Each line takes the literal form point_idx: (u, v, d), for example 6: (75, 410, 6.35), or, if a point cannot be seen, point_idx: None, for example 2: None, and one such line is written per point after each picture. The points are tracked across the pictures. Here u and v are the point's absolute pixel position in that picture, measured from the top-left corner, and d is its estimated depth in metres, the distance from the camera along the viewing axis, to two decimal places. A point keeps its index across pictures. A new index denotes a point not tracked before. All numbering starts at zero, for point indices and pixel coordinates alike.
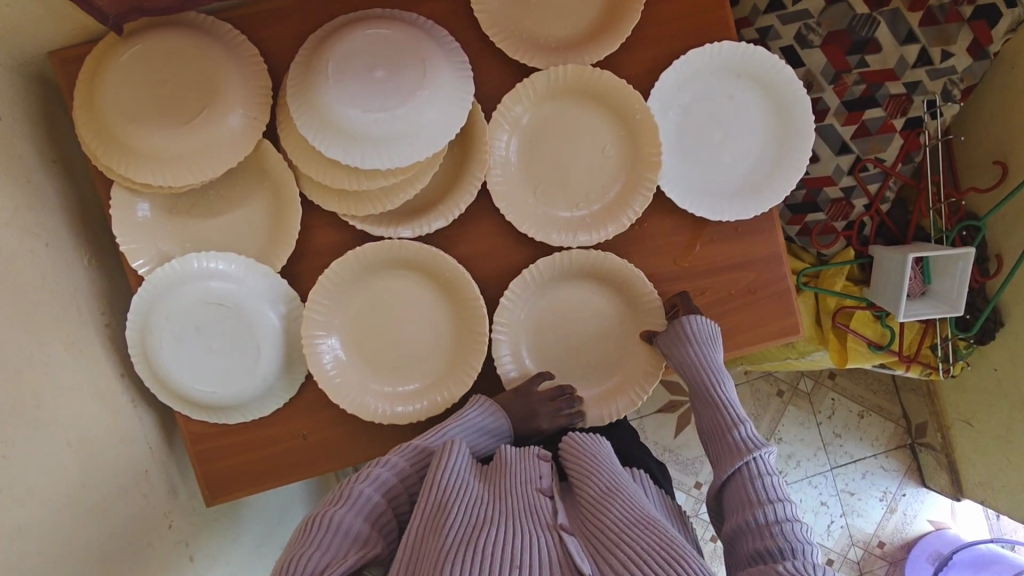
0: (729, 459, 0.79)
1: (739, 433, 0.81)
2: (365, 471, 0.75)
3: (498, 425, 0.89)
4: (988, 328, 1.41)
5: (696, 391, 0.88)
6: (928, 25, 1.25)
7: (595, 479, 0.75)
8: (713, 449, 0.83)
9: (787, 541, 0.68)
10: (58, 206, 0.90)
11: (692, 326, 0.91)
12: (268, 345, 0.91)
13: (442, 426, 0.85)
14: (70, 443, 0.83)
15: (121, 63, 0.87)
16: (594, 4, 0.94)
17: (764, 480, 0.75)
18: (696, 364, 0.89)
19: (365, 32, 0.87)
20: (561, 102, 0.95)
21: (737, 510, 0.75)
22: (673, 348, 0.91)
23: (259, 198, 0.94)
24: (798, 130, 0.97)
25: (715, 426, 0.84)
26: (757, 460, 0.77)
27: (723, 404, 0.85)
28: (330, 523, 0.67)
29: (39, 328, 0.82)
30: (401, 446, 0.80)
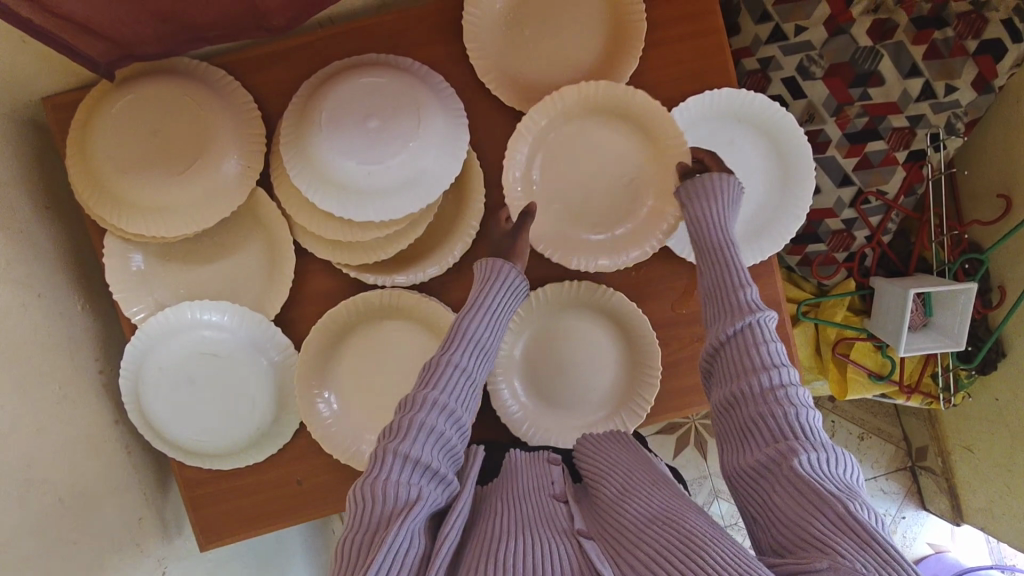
0: (730, 318, 0.68)
1: (744, 294, 0.70)
2: (405, 419, 0.64)
3: (514, 290, 0.78)
4: (990, 358, 1.40)
5: (702, 248, 0.76)
6: (931, 58, 1.24)
7: (609, 479, 0.71)
8: (711, 308, 0.72)
9: (793, 410, 0.61)
10: (51, 254, 0.90)
11: (718, 183, 0.80)
12: (261, 392, 0.91)
13: (460, 319, 0.72)
14: (63, 497, 0.82)
15: (113, 113, 0.86)
16: (591, 47, 0.93)
17: (768, 346, 0.65)
18: (708, 223, 0.77)
19: (360, 83, 0.86)
20: (579, 125, 0.92)
21: (730, 377, 0.66)
22: (686, 200, 0.81)
23: (253, 244, 0.93)
24: (799, 176, 0.95)
25: (716, 283, 0.73)
26: (759, 324, 0.67)
27: (732, 263, 0.73)
28: (376, 496, 0.57)
29: (30, 383, 0.81)
30: (430, 367, 0.68)
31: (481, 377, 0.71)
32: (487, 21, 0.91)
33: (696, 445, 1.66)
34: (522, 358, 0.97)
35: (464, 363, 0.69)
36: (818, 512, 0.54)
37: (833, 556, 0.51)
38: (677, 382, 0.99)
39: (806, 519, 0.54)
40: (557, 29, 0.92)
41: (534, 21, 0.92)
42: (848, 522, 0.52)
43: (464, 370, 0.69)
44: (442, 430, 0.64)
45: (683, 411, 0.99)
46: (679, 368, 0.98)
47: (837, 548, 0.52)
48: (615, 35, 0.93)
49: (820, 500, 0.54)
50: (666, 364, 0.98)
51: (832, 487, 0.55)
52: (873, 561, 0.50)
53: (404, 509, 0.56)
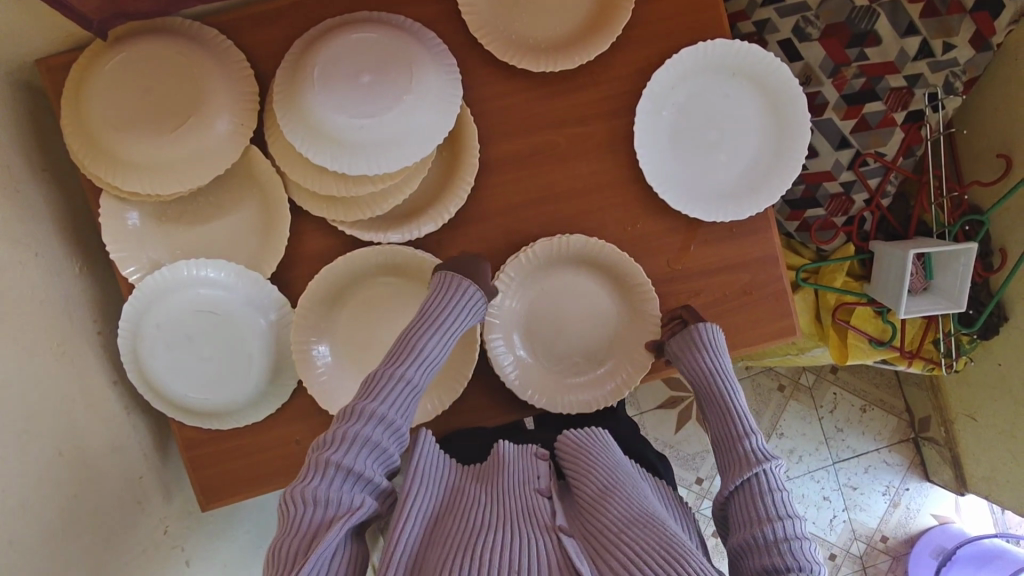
0: (736, 470, 0.74)
1: (749, 444, 0.75)
2: (346, 430, 0.68)
3: (469, 311, 0.82)
4: (992, 322, 1.40)
5: (707, 402, 0.83)
6: (929, 16, 1.23)
7: (592, 474, 0.73)
8: (721, 457, 0.78)
9: (798, 562, 0.64)
10: (48, 215, 0.90)
11: (701, 334, 0.87)
12: (259, 351, 0.91)
13: (411, 337, 0.77)
14: (64, 454, 0.83)
15: (106, 71, 0.86)
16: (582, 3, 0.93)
17: (773, 496, 0.70)
18: (708, 371, 0.84)
19: (352, 37, 0.86)
20: (568, 274, 0.97)
21: (741, 524, 0.70)
22: (683, 356, 0.87)
23: (248, 203, 0.93)
24: (795, 126, 0.95)
25: (722, 436, 0.79)
26: (765, 473, 0.72)
27: (735, 412, 0.79)
28: (314, 500, 0.62)
29: (28, 339, 0.82)
30: (377, 379, 0.73)
31: (424, 387, 0.76)
32: None
33: (698, 417, 1.65)
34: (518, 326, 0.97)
35: (412, 378, 0.74)
36: None
37: None
38: None
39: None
40: None
41: None
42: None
43: (407, 383, 0.73)
44: (381, 440, 0.69)
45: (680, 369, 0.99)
46: None
47: None
48: None
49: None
50: None
51: None
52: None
53: (343, 514, 0.61)
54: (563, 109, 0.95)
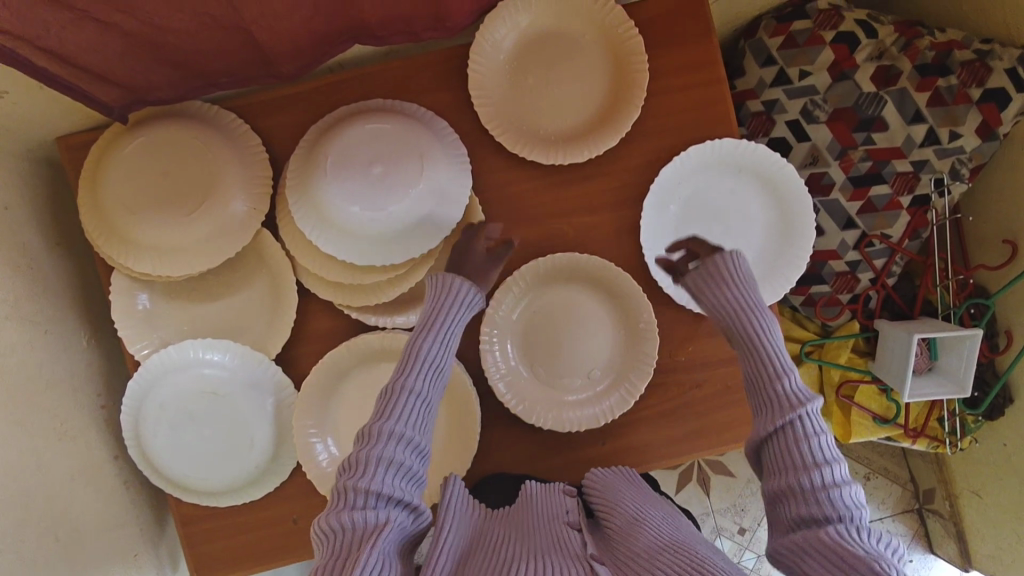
0: (772, 414, 0.67)
1: (783, 385, 0.68)
2: (363, 453, 0.65)
3: (469, 304, 0.77)
4: (998, 404, 1.39)
5: (733, 334, 0.75)
6: (935, 105, 1.25)
7: (619, 509, 0.76)
8: (754, 398, 0.71)
9: (845, 512, 0.61)
10: (57, 290, 0.91)
11: (727, 263, 0.78)
12: (260, 430, 0.91)
13: (412, 344, 0.73)
14: (61, 536, 0.82)
15: (126, 156, 0.88)
16: (591, 99, 0.95)
17: (816, 442, 0.64)
18: (736, 306, 0.75)
19: (365, 128, 0.88)
20: (558, 291, 0.96)
21: (779, 471, 0.66)
22: (704, 286, 0.79)
23: (257, 282, 0.94)
24: (799, 222, 0.95)
25: (752, 370, 0.72)
26: (803, 420, 0.66)
27: (766, 349, 0.72)
28: (343, 527, 0.60)
29: (32, 419, 0.82)
30: (385, 395, 0.69)
31: (438, 398, 0.72)
32: (492, 69, 0.93)
33: (699, 480, 1.61)
34: (515, 348, 0.96)
35: (420, 387, 0.70)
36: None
37: None
38: (680, 429, 0.98)
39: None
40: (560, 77, 0.94)
41: (538, 69, 0.94)
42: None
43: (416, 392, 0.69)
44: (402, 458, 0.65)
45: (683, 458, 0.98)
46: (678, 415, 0.98)
47: None
48: (619, 84, 0.94)
49: (854, 568, 0.55)
50: (665, 411, 0.98)
51: (864, 551, 0.57)
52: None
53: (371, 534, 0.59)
54: (571, 199, 0.97)
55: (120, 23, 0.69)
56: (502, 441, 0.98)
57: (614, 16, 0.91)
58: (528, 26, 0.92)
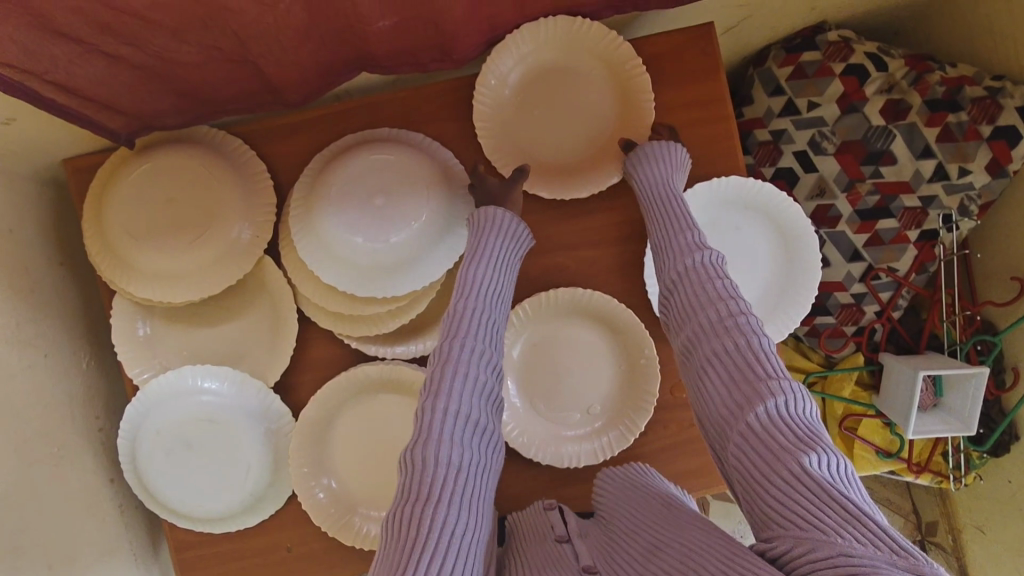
0: (678, 258, 0.70)
1: (693, 237, 0.72)
2: (445, 374, 0.61)
3: (514, 235, 0.79)
4: (1003, 441, 1.37)
5: (654, 203, 0.80)
6: (945, 140, 1.24)
7: (620, 507, 0.74)
8: (662, 259, 0.73)
9: (753, 338, 0.60)
10: (59, 312, 0.91)
11: (656, 149, 0.86)
12: (257, 458, 0.91)
13: (464, 272, 0.72)
14: (53, 562, 0.82)
15: (131, 182, 0.88)
16: (597, 134, 0.94)
17: (720, 282, 0.65)
18: (652, 183, 0.83)
19: (369, 160, 0.88)
20: (559, 326, 0.96)
21: (687, 316, 0.65)
22: (637, 167, 0.86)
23: (258, 309, 0.94)
24: (805, 259, 0.95)
25: (664, 238, 0.75)
26: (707, 262, 0.68)
27: (682, 216, 0.75)
28: (431, 461, 0.56)
29: (29, 443, 0.82)
30: (453, 315, 0.66)
31: (502, 319, 0.71)
32: (496, 99, 0.92)
33: (698, 507, 1.59)
34: (514, 381, 0.96)
35: (485, 309, 0.68)
36: (776, 459, 0.52)
37: (809, 530, 0.48)
38: (679, 467, 0.97)
39: (767, 481, 0.52)
40: (565, 107, 0.93)
41: (543, 100, 0.93)
42: (807, 473, 0.50)
43: (483, 312, 0.68)
44: (478, 374, 0.63)
45: (681, 495, 0.97)
46: (678, 452, 0.97)
47: (810, 515, 0.49)
48: (624, 117, 0.93)
49: (777, 450, 0.52)
50: (665, 447, 0.97)
51: (788, 430, 0.53)
52: (830, 505, 0.48)
53: (460, 474, 0.56)
54: (575, 232, 0.96)
55: (128, 56, 0.69)
56: (500, 474, 0.97)
57: (624, 53, 0.90)
58: (537, 59, 0.91)
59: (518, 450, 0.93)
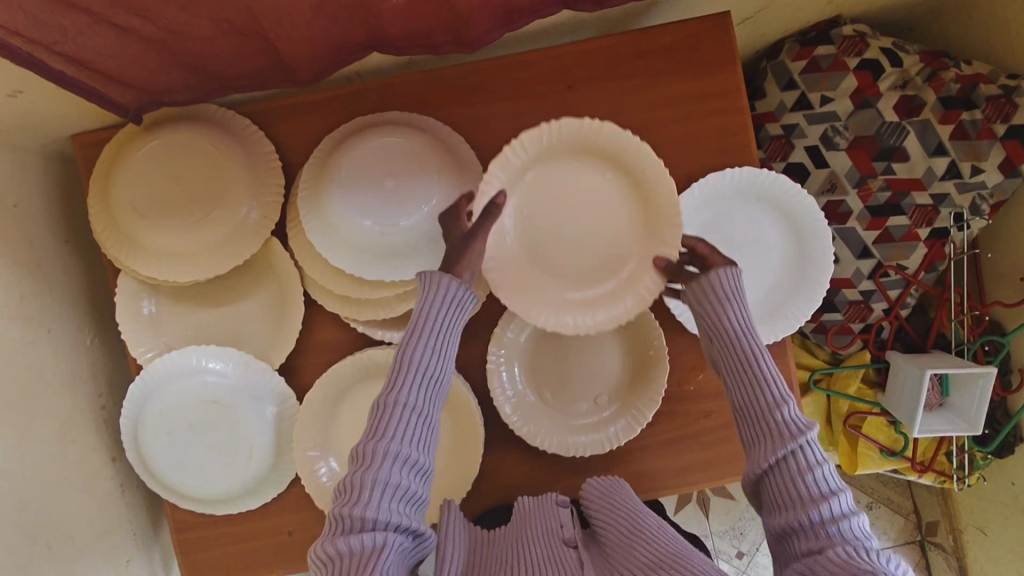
0: (769, 446, 0.66)
1: (780, 414, 0.67)
2: (357, 476, 0.63)
3: (460, 302, 0.71)
4: (1008, 442, 1.36)
5: (728, 356, 0.71)
6: (958, 138, 1.23)
7: (617, 523, 0.77)
8: (746, 429, 0.69)
9: (857, 543, 0.60)
10: (62, 290, 0.91)
11: (732, 282, 0.72)
12: (260, 441, 0.90)
13: (402, 350, 0.68)
14: (53, 540, 0.81)
15: (138, 159, 0.88)
16: (621, 224, 0.83)
17: (816, 474, 0.63)
18: (735, 331, 0.71)
19: (378, 142, 0.87)
20: None
21: (781, 506, 0.65)
22: (697, 302, 0.73)
23: (264, 291, 0.93)
24: (818, 255, 0.94)
25: (744, 403, 0.69)
26: (806, 449, 0.65)
27: (762, 376, 0.69)
28: (339, 557, 0.59)
29: (31, 420, 0.81)
30: (378, 413, 0.65)
31: (438, 406, 0.68)
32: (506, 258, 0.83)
33: (698, 502, 1.58)
34: (521, 368, 0.95)
35: (413, 400, 0.66)
36: None
37: None
38: (685, 458, 0.96)
39: None
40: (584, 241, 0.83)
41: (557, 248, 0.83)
42: None
43: (413, 407, 0.66)
44: (398, 478, 0.63)
45: (686, 487, 0.97)
46: (685, 443, 0.96)
47: None
48: (643, 210, 0.83)
49: None
50: (671, 439, 0.96)
51: (873, 567, 0.57)
52: None
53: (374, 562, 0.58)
54: None
55: (138, 28, 0.68)
56: (505, 461, 0.96)
57: (628, 145, 0.81)
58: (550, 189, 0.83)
59: (523, 438, 0.92)
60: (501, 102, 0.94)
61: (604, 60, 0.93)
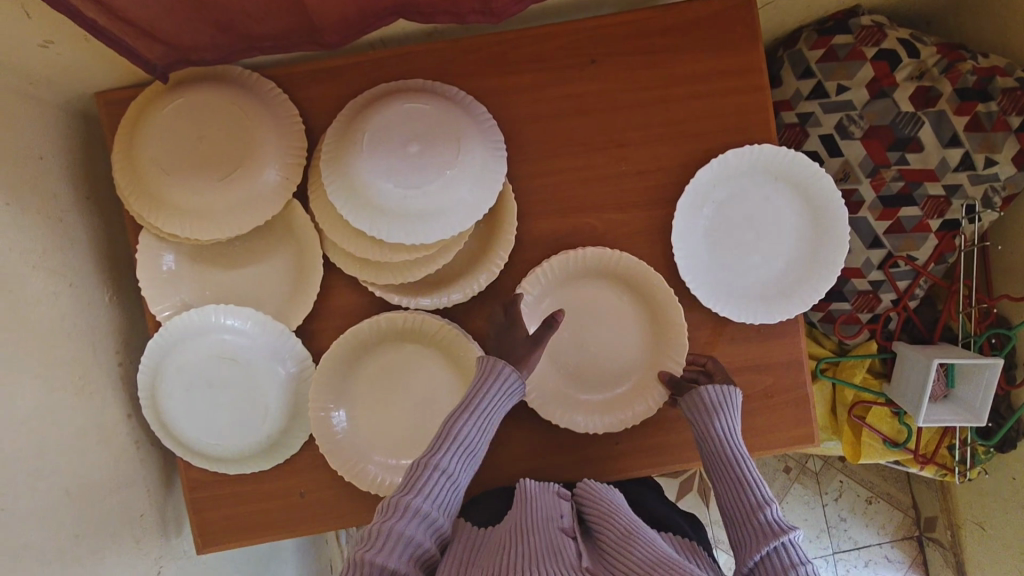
0: (755, 544, 0.71)
1: (765, 515, 0.72)
2: (381, 525, 0.69)
3: (509, 392, 0.82)
4: (1010, 437, 1.37)
5: (718, 467, 0.79)
6: (973, 130, 1.24)
7: (611, 517, 0.75)
8: (735, 531, 0.75)
9: None
10: (84, 246, 0.91)
11: (728, 398, 0.84)
12: (275, 401, 0.91)
13: (450, 423, 0.79)
14: (71, 489, 0.81)
15: (162, 116, 0.88)
16: (634, 356, 0.95)
17: (800, 571, 0.67)
18: (721, 438, 0.81)
19: (403, 107, 0.88)
20: (583, 287, 0.96)
21: None
22: (694, 417, 0.84)
23: (283, 253, 0.94)
24: (833, 235, 0.95)
25: (733, 514, 0.76)
26: (790, 546, 0.69)
27: (748, 481, 0.76)
28: None
29: (53, 371, 0.82)
30: (417, 471, 0.75)
31: (465, 479, 0.78)
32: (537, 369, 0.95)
33: (699, 491, 1.59)
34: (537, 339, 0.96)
35: (447, 467, 0.76)
36: None
37: None
38: None
39: None
40: (602, 345, 0.95)
41: (579, 343, 0.95)
42: None
43: (447, 475, 0.75)
44: (415, 532, 0.70)
45: (695, 463, 0.97)
46: None
47: None
48: (652, 314, 0.95)
49: None
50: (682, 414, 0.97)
51: None
52: None
53: None
54: (603, 193, 0.96)
55: None
56: (515, 431, 0.97)
57: (634, 266, 0.93)
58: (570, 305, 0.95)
59: (539, 409, 0.93)
60: (523, 73, 0.95)
61: (626, 35, 0.94)
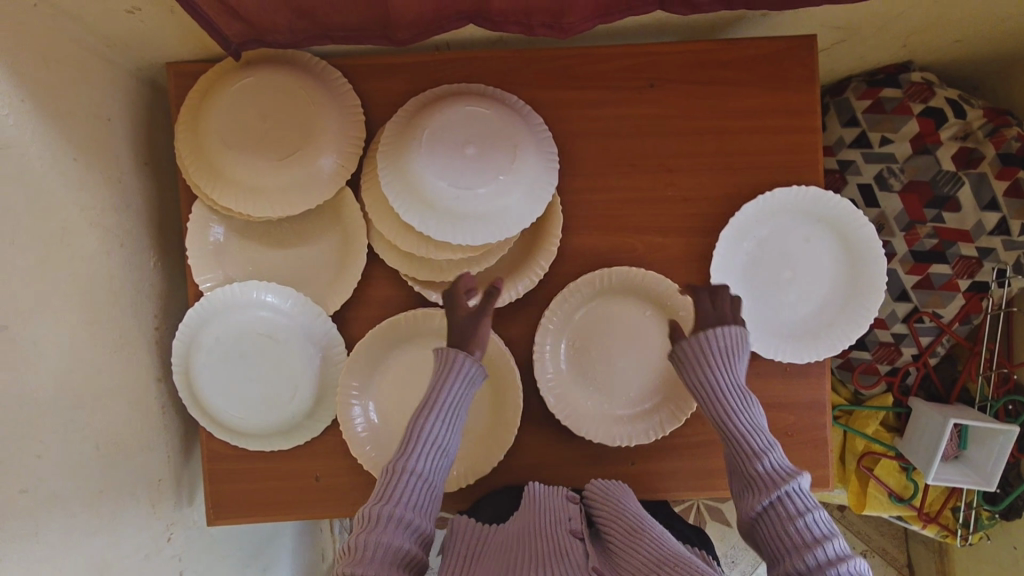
0: (759, 496, 0.71)
1: (765, 462, 0.72)
2: (364, 540, 0.65)
3: (472, 377, 0.76)
4: (1017, 505, 1.35)
5: (718, 415, 0.76)
6: (1012, 195, 1.25)
7: (620, 519, 0.75)
8: (738, 474, 0.75)
9: None
10: (138, 209, 0.93)
11: (713, 341, 0.78)
12: (304, 381, 0.92)
13: (413, 426, 0.73)
14: (100, 445, 0.83)
15: (229, 92, 0.91)
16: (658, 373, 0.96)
17: (805, 519, 0.67)
18: (717, 389, 0.77)
19: (465, 109, 0.89)
20: (612, 305, 0.97)
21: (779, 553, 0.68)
22: (688, 367, 0.79)
23: (328, 238, 0.96)
24: (870, 284, 0.95)
25: (734, 460, 0.75)
26: (794, 494, 0.69)
27: (746, 429, 0.75)
28: None
29: (97, 327, 0.84)
30: (386, 478, 0.69)
31: (440, 479, 0.73)
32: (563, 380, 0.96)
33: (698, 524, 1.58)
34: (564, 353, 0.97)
35: (421, 468, 0.71)
36: None
37: None
38: (710, 464, 0.97)
39: None
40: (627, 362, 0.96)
41: (606, 357, 0.96)
42: None
43: (419, 476, 0.70)
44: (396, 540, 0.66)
45: (707, 493, 0.98)
46: (714, 449, 0.97)
47: None
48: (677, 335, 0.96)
49: None
50: (700, 442, 0.97)
51: None
52: None
53: None
54: (647, 215, 0.98)
55: None
56: (534, 440, 0.98)
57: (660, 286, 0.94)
58: (599, 320, 0.97)
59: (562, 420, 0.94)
60: (582, 90, 0.97)
61: (687, 64, 0.96)
